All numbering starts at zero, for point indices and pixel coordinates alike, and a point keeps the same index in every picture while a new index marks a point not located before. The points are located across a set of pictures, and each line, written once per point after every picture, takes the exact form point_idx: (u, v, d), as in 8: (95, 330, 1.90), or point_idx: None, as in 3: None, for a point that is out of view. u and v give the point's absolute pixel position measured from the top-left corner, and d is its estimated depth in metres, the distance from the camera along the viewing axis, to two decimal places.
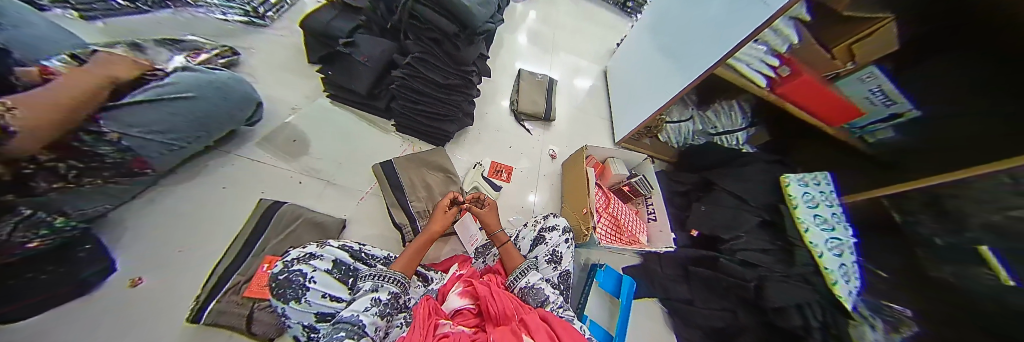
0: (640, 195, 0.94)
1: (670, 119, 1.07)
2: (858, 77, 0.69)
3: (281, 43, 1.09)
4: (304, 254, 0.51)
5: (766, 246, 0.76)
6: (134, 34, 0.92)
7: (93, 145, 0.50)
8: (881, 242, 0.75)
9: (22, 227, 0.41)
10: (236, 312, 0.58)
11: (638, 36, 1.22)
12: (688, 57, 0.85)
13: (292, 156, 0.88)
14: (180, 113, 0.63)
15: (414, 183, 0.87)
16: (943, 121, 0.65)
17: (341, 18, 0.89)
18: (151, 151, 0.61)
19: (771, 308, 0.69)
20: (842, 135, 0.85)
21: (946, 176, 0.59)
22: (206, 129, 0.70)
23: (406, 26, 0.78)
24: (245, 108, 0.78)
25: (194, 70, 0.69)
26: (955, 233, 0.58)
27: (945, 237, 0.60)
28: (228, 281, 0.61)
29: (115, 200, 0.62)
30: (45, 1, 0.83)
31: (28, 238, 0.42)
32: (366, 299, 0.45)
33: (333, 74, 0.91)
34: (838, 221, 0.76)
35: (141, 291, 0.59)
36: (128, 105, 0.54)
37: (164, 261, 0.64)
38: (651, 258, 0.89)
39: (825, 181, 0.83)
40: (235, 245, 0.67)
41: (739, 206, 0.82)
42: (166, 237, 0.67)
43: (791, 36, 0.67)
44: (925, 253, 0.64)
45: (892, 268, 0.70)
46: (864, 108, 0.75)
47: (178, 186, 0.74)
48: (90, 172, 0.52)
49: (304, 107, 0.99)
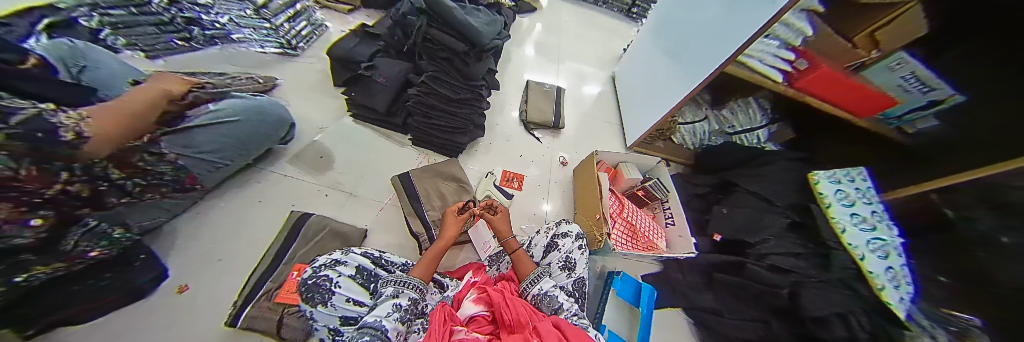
0: (656, 199, 0.90)
1: (682, 120, 1.03)
2: (886, 64, 0.64)
3: (310, 70, 1.21)
4: (330, 260, 0.54)
5: (799, 250, 0.70)
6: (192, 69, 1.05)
7: (154, 165, 0.58)
8: None
9: (90, 237, 0.47)
10: (267, 316, 0.62)
11: (641, 40, 1.23)
12: (694, 58, 0.84)
13: (318, 171, 0.95)
14: (226, 135, 0.71)
15: (429, 193, 0.90)
16: (987, 106, 0.59)
17: (362, 44, 0.98)
18: (200, 169, 0.69)
19: (810, 318, 0.63)
20: (876, 127, 0.79)
21: (1007, 164, 0.53)
22: (248, 148, 0.79)
23: (421, 48, 0.86)
24: (279, 128, 0.86)
25: (239, 97, 0.79)
26: (1021, 230, 0.50)
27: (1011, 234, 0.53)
28: (261, 288, 0.66)
29: (168, 214, 0.70)
30: (118, 45, 0.91)
31: (90, 247, 0.47)
32: (387, 305, 0.47)
33: (354, 94, 0.98)
34: (882, 220, 0.69)
35: (186, 297, 0.65)
36: (183, 130, 0.63)
37: (207, 270, 0.70)
38: (671, 265, 0.85)
39: (863, 178, 0.77)
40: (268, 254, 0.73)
41: (764, 207, 0.77)
42: (210, 247, 0.74)
43: (805, 28, 0.65)
44: None
45: None
46: (898, 97, 0.70)
47: (219, 201, 0.82)
48: (152, 188, 0.60)
49: (330, 126, 1.07)
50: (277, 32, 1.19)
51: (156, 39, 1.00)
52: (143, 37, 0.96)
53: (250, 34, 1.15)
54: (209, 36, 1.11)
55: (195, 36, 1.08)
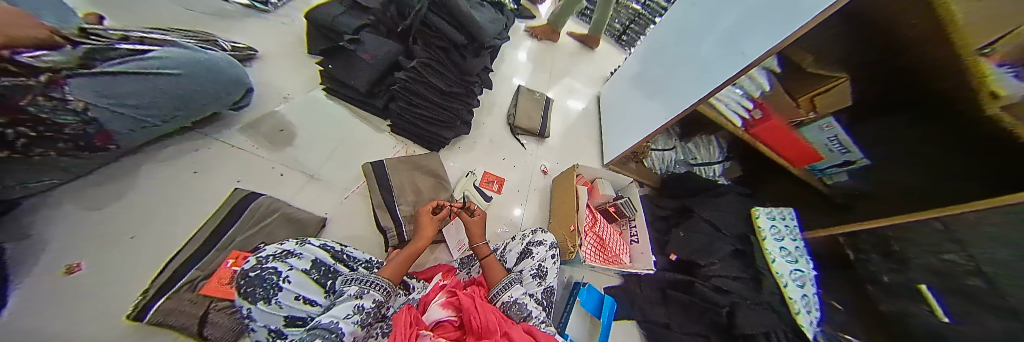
0: (624, 216, 0.96)
1: (655, 147, 1.14)
2: (818, 125, 0.81)
3: (279, 31, 1.09)
4: (281, 251, 0.47)
5: (739, 274, 0.79)
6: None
7: (51, 113, 0.46)
8: (850, 280, 0.81)
9: None
10: (187, 311, 0.52)
11: (629, 67, 1.31)
12: (673, 94, 0.92)
13: (275, 144, 0.84)
14: (161, 89, 0.60)
15: (404, 186, 0.85)
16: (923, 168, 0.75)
17: (348, 15, 0.90)
18: (120, 126, 0.57)
19: (741, 335, 0.71)
20: (807, 176, 0.95)
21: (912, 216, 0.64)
22: (186, 108, 0.67)
23: (416, 32, 0.81)
24: (235, 91, 0.76)
25: (186, 47, 0.67)
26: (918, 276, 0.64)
27: (913, 279, 0.65)
28: (183, 277, 0.55)
29: (64, 175, 0.57)
30: None
31: None
32: (347, 306, 0.43)
33: (333, 67, 0.90)
34: (801, 255, 0.83)
35: (75, 280, 0.52)
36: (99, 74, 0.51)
37: (112, 247, 0.57)
38: (632, 280, 0.91)
39: (790, 217, 0.90)
40: (202, 232, 0.62)
41: (714, 234, 0.86)
42: (116, 221, 0.60)
43: (762, 83, 0.79)
44: (896, 295, 0.69)
45: (867, 308, 0.75)
46: (824, 154, 0.87)
47: (136, 166, 0.68)
48: (47, 143, 0.48)
49: (296, 96, 0.96)
50: None
51: None
52: None
53: None
54: None
55: None
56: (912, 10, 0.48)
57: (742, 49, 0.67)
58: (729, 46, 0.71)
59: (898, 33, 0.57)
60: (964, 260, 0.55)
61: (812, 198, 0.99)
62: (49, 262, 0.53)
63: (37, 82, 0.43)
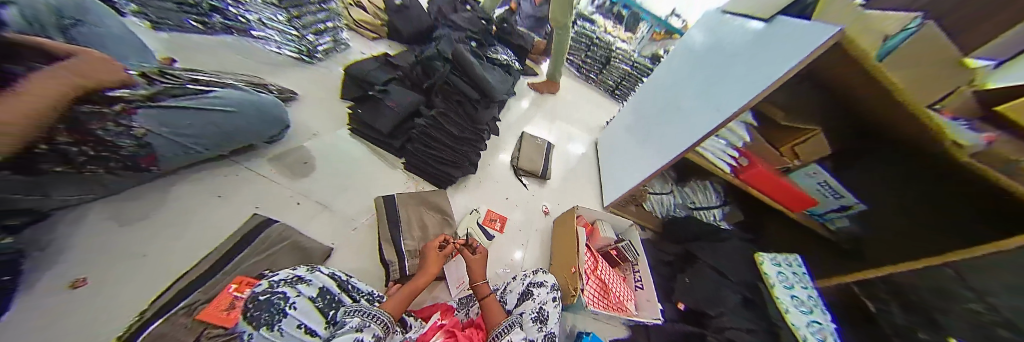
0: (627, 260, 0.95)
1: (653, 190, 1.19)
2: (805, 172, 0.85)
3: (319, 79, 1.28)
4: (292, 276, 0.49)
5: (752, 326, 0.73)
6: (187, 47, 1.13)
7: (114, 137, 0.55)
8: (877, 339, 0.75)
9: None
10: (178, 336, 0.50)
11: (620, 119, 1.46)
12: (660, 143, 1.01)
13: (297, 175, 0.91)
14: (212, 122, 0.71)
15: (410, 220, 0.89)
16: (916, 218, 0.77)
17: (380, 70, 1.08)
18: (167, 151, 0.65)
19: None
20: (809, 221, 0.95)
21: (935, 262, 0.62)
22: (233, 142, 0.78)
23: (437, 89, 0.95)
24: (273, 128, 0.87)
25: (246, 92, 0.82)
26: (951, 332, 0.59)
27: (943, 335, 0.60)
28: (184, 300, 0.56)
29: (100, 191, 0.63)
30: (127, 10, 1.05)
31: None
32: (349, 337, 0.42)
33: (361, 111, 1.04)
34: (816, 306, 0.74)
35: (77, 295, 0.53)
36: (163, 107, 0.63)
37: (122, 264, 0.59)
38: (639, 330, 0.86)
39: (797, 264, 0.87)
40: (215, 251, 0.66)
41: (720, 280, 0.83)
42: (134, 239, 0.64)
43: (742, 134, 0.90)
44: None
45: None
46: (818, 198, 0.89)
47: (169, 187, 0.75)
48: (97, 161, 0.55)
49: (324, 134, 1.07)
50: (300, 40, 1.29)
51: (171, 15, 1.11)
52: (158, 11, 1.09)
53: (272, 35, 1.25)
54: (225, 25, 1.20)
55: (212, 22, 1.18)
56: (849, 70, 0.60)
57: (716, 106, 0.78)
58: (705, 104, 0.83)
59: (852, 95, 0.68)
60: (985, 309, 0.54)
61: (817, 246, 0.98)
62: (57, 276, 0.54)
63: (111, 111, 0.55)
